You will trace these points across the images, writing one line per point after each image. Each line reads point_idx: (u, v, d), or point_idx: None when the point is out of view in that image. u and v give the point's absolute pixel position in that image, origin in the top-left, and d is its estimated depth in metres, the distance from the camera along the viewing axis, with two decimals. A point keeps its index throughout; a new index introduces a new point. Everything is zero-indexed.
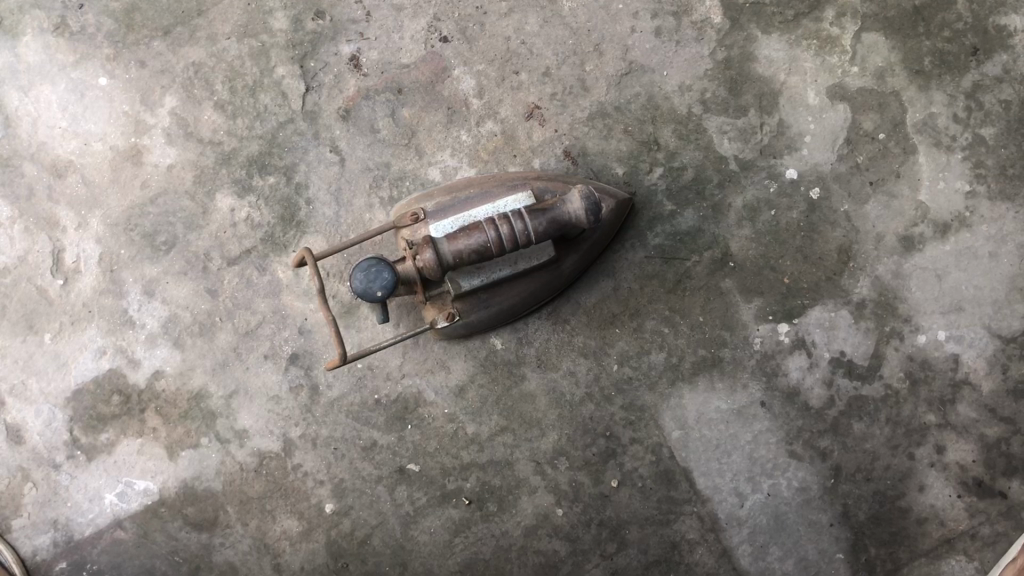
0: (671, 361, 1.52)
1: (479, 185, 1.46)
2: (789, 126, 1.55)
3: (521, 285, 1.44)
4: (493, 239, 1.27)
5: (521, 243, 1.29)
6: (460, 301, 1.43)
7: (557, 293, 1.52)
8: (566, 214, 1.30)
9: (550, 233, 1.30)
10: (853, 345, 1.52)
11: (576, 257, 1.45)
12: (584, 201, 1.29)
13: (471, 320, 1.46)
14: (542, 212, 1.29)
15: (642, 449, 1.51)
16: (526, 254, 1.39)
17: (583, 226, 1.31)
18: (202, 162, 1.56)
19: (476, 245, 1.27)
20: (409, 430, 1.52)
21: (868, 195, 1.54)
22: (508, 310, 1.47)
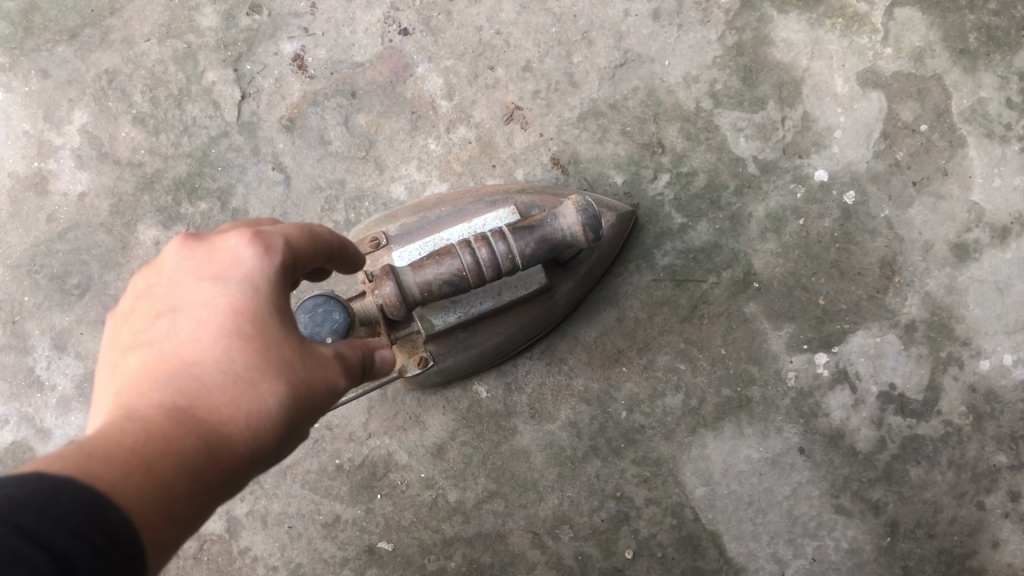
0: (690, 404, 1.27)
1: (450, 202, 1.21)
2: (814, 119, 1.32)
3: (506, 320, 1.19)
4: (468, 264, 1.02)
5: (503, 269, 1.04)
6: (433, 341, 1.18)
7: (550, 328, 1.27)
8: (558, 231, 1.05)
9: (539, 257, 1.05)
10: (904, 376, 1.28)
11: (571, 284, 1.20)
12: (578, 212, 1.04)
13: (447, 366, 1.20)
14: (528, 229, 1.05)
15: (660, 513, 1.26)
16: (512, 284, 1.14)
17: (580, 246, 1.06)
18: (120, 187, 1.30)
19: (447, 272, 1.02)
20: (377, 501, 1.27)
21: (910, 197, 1.31)
22: (492, 351, 1.21)
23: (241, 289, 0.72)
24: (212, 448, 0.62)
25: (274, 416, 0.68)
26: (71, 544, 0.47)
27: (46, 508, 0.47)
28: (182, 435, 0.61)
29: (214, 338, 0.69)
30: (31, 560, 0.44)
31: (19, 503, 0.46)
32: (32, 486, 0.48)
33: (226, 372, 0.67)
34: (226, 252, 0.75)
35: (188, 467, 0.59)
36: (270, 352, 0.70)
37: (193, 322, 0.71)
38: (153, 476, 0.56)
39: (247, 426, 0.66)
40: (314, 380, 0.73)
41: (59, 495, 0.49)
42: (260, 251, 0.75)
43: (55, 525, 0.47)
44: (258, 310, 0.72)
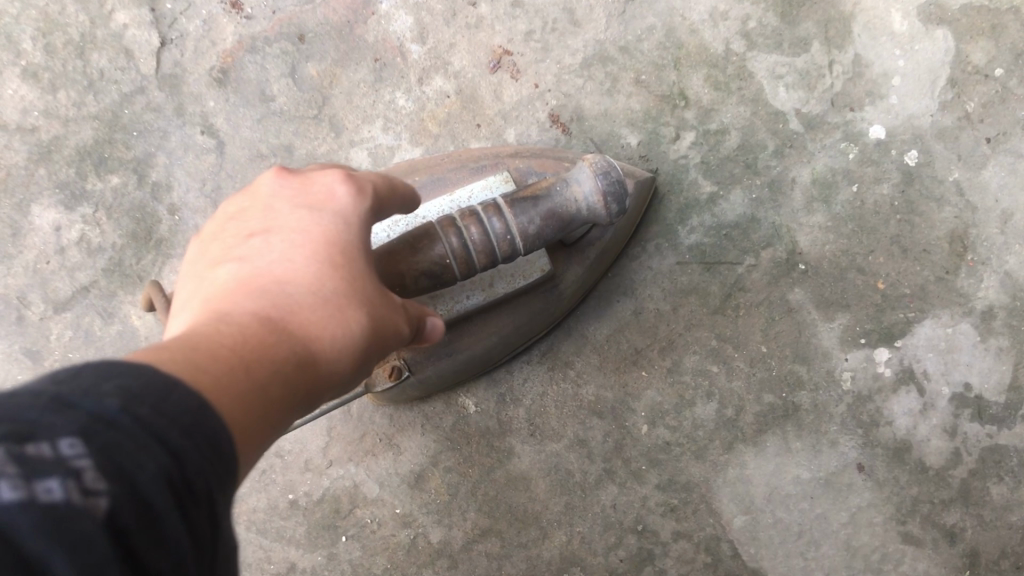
0: (725, 415, 1.04)
1: (424, 170, 0.96)
2: (868, 64, 1.08)
3: (501, 317, 0.94)
4: (453, 250, 0.77)
5: (499, 254, 0.79)
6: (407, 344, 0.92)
7: (550, 326, 1.03)
8: (569, 202, 0.81)
9: (545, 235, 0.81)
10: (981, 375, 1.05)
11: (580, 270, 0.97)
12: (598, 174, 0.80)
13: (426, 376, 0.95)
14: (531, 199, 0.80)
15: (691, 548, 1.03)
16: (507, 272, 0.90)
17: (596, 221, 0.83)
18: (10, 159, 1.05)
19: (427, 260, 0.76)
20: (342, 543, 1.04)
21: (983, 158, 1.06)
22: (481, 357, 0.97)
23: (329, 218, 0.63)
24: (300, 370, 0.53)
25: (361, 344, 0.59)
26: (187, 447, 0.37)
27: (161, 405, 0.37)
28: (278, 345, 0.51)
29: (302, 257, 0.59)
30: (150, 449, 0.35)
31: (133, 394, 0.36)
32: (146, 378, 0.38)
33: (312, 290, 0.57)
34: (319, 185, 0.65)
35: (277, 385, 0.50)
36: (355, 280, 0.60)
37: (279, 240, 0.61)
38: (247, 389, 0.46)
39: (330, 352, 0.56)
40: (389, 320, 0.62)
41: (168, 397, 0.38)
42: (353, 192, 0.65)
43: (172, 422, 0.37)
44: (354, 241, 0.63)
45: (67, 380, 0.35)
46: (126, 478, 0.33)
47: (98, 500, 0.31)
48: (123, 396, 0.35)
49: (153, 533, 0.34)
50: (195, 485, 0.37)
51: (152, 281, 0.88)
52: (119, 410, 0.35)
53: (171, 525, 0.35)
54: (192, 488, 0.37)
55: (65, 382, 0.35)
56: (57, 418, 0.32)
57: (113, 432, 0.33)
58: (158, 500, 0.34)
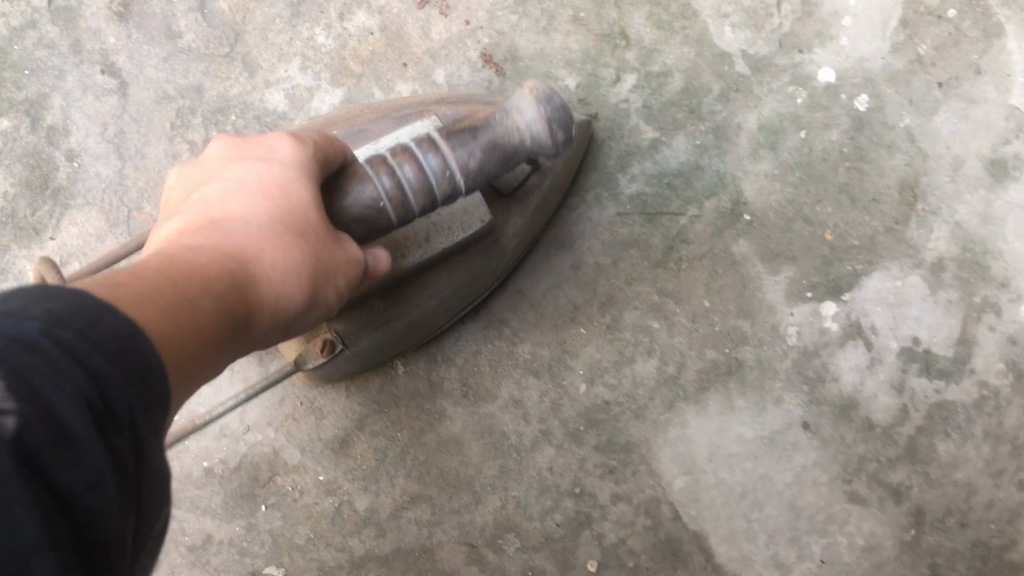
0: (666, 372, 0.99)
1: (343, 123, 0.88)
2: (818, 4, 1.04)
3: (442, 278, 0.87)
4: (386, 188, 0.71)
5: (439, 193, 0.72)
6: (340, 317, 0.85)
7: (494, 286, 0.97)
8: (513, 130, 0.73)
9: (490, 169, 0.74)
10: (929, 328, 1.02)
11: (520, 220, 0.90)
12: (541, 100, 0.73)
13: (363, 349, 0.88)
14: (470, 129, 0.73)
15: (631, 512, 0.98)
16: (442, 227, 0.82)
17: (547, 152, 0.75)
18: None
19: (355, 206, 0.71)
20: (262, 513, 0.99)
21: (936, 102, 1.03)
22: (421, 322, 0.90)
23: (277, 163, 0.65)
24: (237, 294, 0.55)
25: (302, 280, 0.60)
26: (113, 371, 0.39)
27: (87, 330, 0.38)
28: (216, 274, 0.54)
29: (250, 199, 0.62)
30: (69, 374, 0.36)
31: (56, 316, 0.37)
32: (76, 302, 0.39)
33: (256, 225, 0.60)
34: (263, 144, 0.68)
35: (213, 303, 0.52)
36: (301, 217, 0.63)
37: (228, 189, 0.63)
38: (180, 304, 0.49)
39: (272, 282, 0.58)
40: (335, 254, 0.64)
41: (98, 320, 0.39)
42: (291, 142, 0.68)
43: (100, 346, 0.38)
44: (298, 189, 0.64)
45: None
46: (39, 400, 0.34)
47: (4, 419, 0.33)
48: (48, 317, 0.37)
49: (67, 459, 0.35)
50: (115, 410, 0.38)
51: None
52: (41, 331, 0.36)
53: (93, 448, 0.36)
54: (115, 413, 0.38)
55: None
56: None
57: (28, 354, 0.35)
58: (75, 424, 0.35)
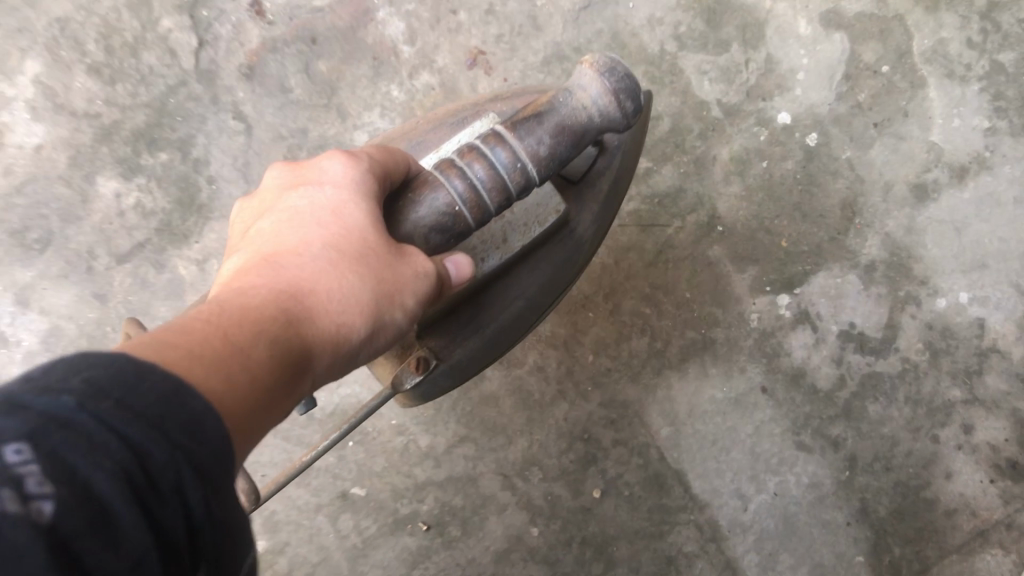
0: (655, 347, 1.30)
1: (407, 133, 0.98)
2: (778, 62, 1.33)
3: (523, 281, 0.90)
4: (456, 194, 0.75)
5: (512, 188, 0.76)
6: (431, 330, 0.89)
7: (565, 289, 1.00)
8: (577, 111, 0.78)
9: (561, 151, 0.78)
10: (864, 316, 1.31)
11: (592, 213, 0.93)
12: (603, 74, 0.78)
13: (455, 364, 0.90)
14: (533, 117, 0.78)
15: (627, 453, 1.29)
16: (519, 225, 0.86)
17: (615, 129, 0.80)
18: (77, 139, 1.27)
19: (435, 214, 0.75)
20: (349, 448, 1.30)
21: (872, 138, 1.33)
22: (506, 331, 0.92)
23: (332, 192, 0.70)
24: (293, 333, 0.59)
25: (359, 303, 0.65)
26: (163, 436, 0.39)
27: (128, 400, 0.39)
28: (270, 315, 0.58)
29: (308, 228, 0.68)
30: (105, 446, 0.37)
31: (101, 391, 0.38)
32: (117, 366, 0.40)
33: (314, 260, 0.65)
34: (318, 169, 0.72)
35: (266, 343, 0.56)
36: (357, 245, 0.67)
37: (286, 219, 0.68)
38: (232, 350, 0.53)
39: (329, 314, 0.63)
40: (395, 274, 0.69)
41: (143, 378, 0.41)
42: (345, 161, 0.72)
43: (139, 413, 0.39)
44: (349, 217, 0.69)
45: (38, 378, 0.38)
46: (77, 483, 0.35)
47: (41, 504, 0.34)
48: (83, 389, 0.38)
49: (107, 536, 0.36)
50: (160, 481, 0.39)
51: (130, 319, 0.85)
52: (75, 405, 0.37)
53: (133, 522, 0.37)
54: (158, 484, 0.38)
55: (32, 376, 0.38)
56: (7, 422, 0.35)
57: (63, 431, 0.36)
58: (112, 501, 0.36)
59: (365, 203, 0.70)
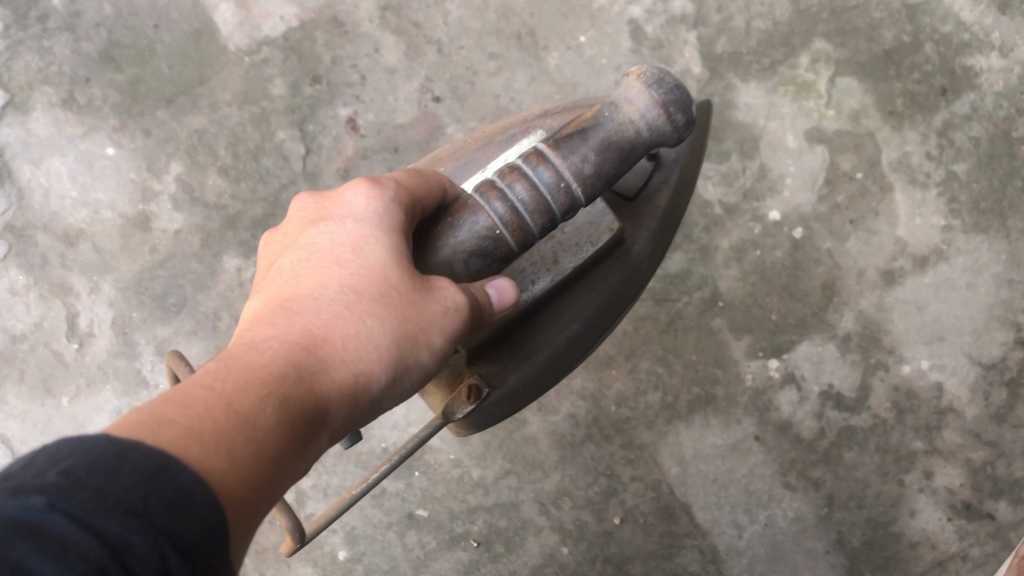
0: (666, 400, 1.59)
1: (469, 147, 1.16)
2: (770, 169, 1.62)
3: (577, 299, 1.08)
4: (502, 213, 0.91)
5: (556, 206, 0.92)
6: (485, 360, 1.06)
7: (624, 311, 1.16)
8: (628, 123, 0.93)
9: (607, 165, 0.93)
10: (841, 378, 1.59)
11: (645, 233, 1.11)
12: (652, 86, 0.93)
13: (512, 384, 1.08)
14: (582, 134, 0.93)
15: (642, 487, 1.58)
16: (570, 245, 1.04)
17: (666, 139, 0.95)
18: (208, 225, 1.61)
19: (483, 232, 0.91)
20: (416, 477, 1.61)
21: (848, 232, 1.61)
22: (566, 346, 1.10)
23: (357, 230, 0.86)
24: (308, 385, 0.74)
25: (378, 343, 0.80)
26: (147, 504, 0.51)
27: (105, 484, 0.50)
28: (284, 374, 0.72)
29: (335, 270, 0.84)
30: (72, 542, 0.47)
31: (80, 483, 0.50)
32: (97, 452, 0.52)
33: (335, 303, 0.81)
34: (349, 207, 0.88)
35: (281, 399, 0.70)
36: (377, 290, 0.82)
37: (320, 258, 0.85)
38: (245, 411, 0.67)
39: (347, 359, 0.78)
40: (421, 314, 0.83)
41: (119, 465, 0.52)
42: (371, 199, 0.88)
43: (108, 499, 0.50)
44: (371, 261, 0.84)
45: (20, 482, 0.49)
46: None
47: None
48: (53, 493, 0.48)
49: None
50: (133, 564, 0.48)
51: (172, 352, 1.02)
52: (47, 506, 0.47)
53: None
54: (133, 564, 0.48)
55: (17, 483, 0.49)
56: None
57: (35, 532, 0.46)
58: None
59: (386, 246, 0.85)
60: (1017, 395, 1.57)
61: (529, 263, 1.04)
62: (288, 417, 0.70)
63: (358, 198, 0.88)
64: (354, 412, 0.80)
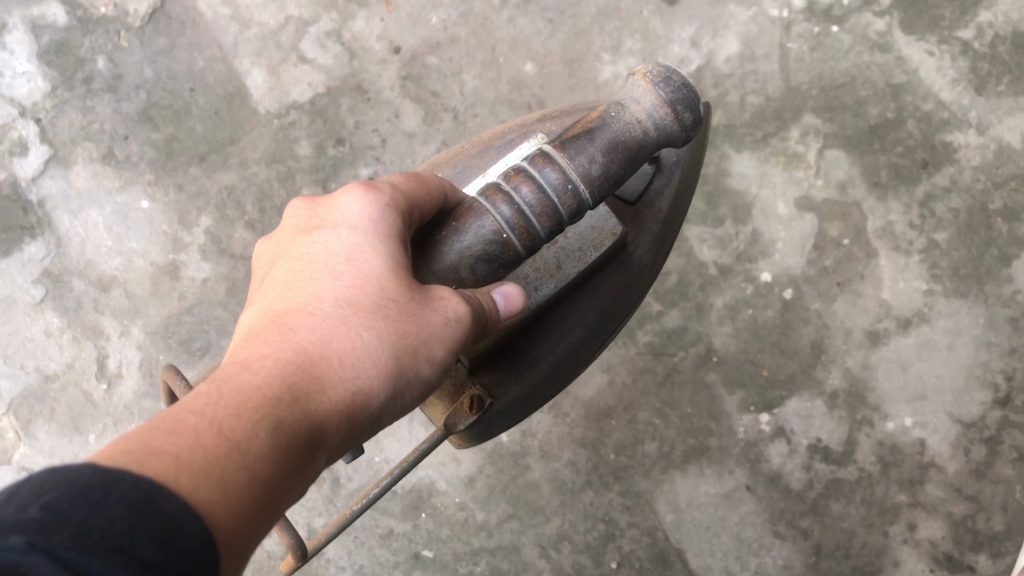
0: (663, 450, 1.68)
1: (471, 152, 1.16)
2: (762, 234, 1.73)
3: (579, 308, 1.09)
4: (508, 216, 0.88)
5: (562, 209, 0.89)
6: (488, 370, 1.07)
7: (624, 320, 1.18)
8: (636, 123, 0.91)
9: (614, 167, 0.91)
10: (828, 432, 1.67)
11: (645, 241, 1.13)
12: (659, 85, 0.91)
13: (515, 394, 1.09)
14: (589, 134, 0.91)
15: (639, 532, 1.66)
16: (573, 250, 1.04)
17: (674, 139, 0.93)
18: (234, 275, 1.72)
19: (487, 236, 0.89)
20: (423, 518, 1.70)
21: (835, 294, 1.71)
22: (570, 354, 1.11)
23: (353, 240, 0.84)
24: (303, 406, 0.70)
25: (375, 358, 0.78)
26: (132, 538, 0.49)
27: (88, 519, 0.48)
28: (279, 395, 0.69)
29: (331, 282, 0.82)
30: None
31: (63, 516, 0.48)
32: (83, 482, 0.51)
33: (332, 317, 0.79)
34: (345, 214, 0.86)
35: (273, 425, 0.67)
36: (372, 304, 0.80)
37: (314, 270, 0.83)
38: (236, 437, 0.63)
39: (344, 377, 0.75)
40: (420, 326, 0.81)
41: (104, 500, 0.50)
42: (367, 207, 0.86)
43: (91, 534, 0.48)
44: (368, 272, 0.82)
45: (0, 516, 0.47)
46: None
47: None
48: (33, 532, 0.46)
49: None
50: None
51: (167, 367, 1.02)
52: (26, 546, 0.45)
53: None
54: None
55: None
56: None
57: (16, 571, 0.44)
58: None
59: (383, 255, 0.83)
60: (995, 452, 1.65)
61: (531, 269, 1.04)
62: (285, 440, 0.67)
63: (354, 205, 0.86)
64: (354, 429, 0.77)
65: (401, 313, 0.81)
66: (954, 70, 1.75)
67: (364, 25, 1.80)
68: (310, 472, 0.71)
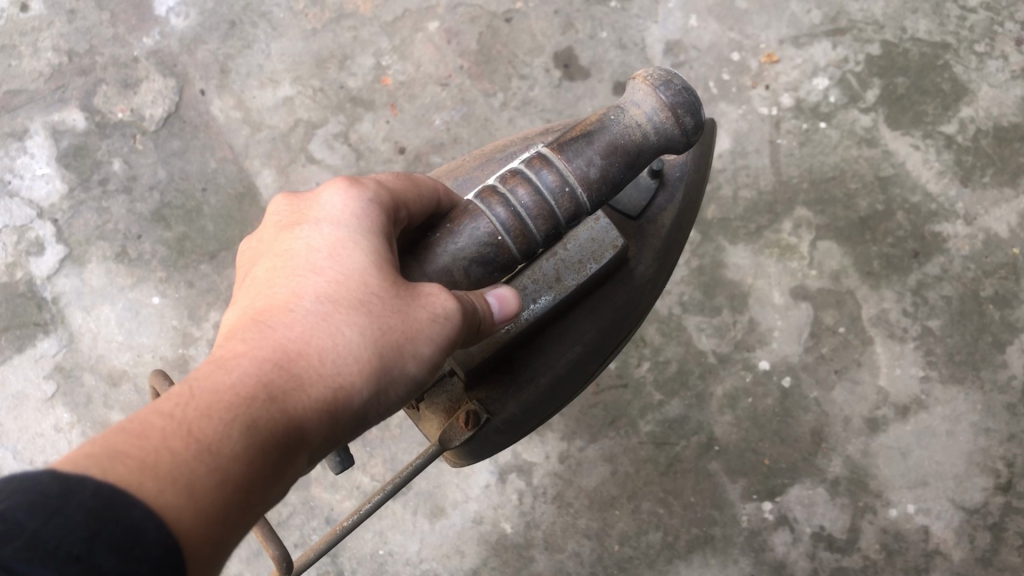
0: (667, 540, 1.68)
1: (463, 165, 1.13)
2: (759, 322, 1.76)
3: (581, 325, 1.07)
4: (504, 218, 0.87)
5: (560, 211, 0.89)
6: (484, 387, 1.05)
7: (626, 339, 1.15)
8: (636, 126, 0.92)
9: (613, 169, 0.91)
10: (831, 520, 1.68)
11: (648, 258, 1.11)
12: (660, 88, 0.92)
13: (513, 411, 1.05)
14: (588, 137, 0.91)
15: None
16: (573, 261, 1.02)
17: (674, 142, 0.94)
18: None
19: (482, 238, 0.87)
20: None
21: (833, 381, 1.73)
22: (570, 372, 1.08)
23: (334, 235, 0.80)
24: (276, 405, 0.67)
25: (357, 353, 0.73)
26: (89, 549, 0.48)
27: (42, 528, 0.48)
28: (249, 395, 0.65)
29: (311, 278, 0.77)
30: None
31: (18, 526, 0.47)
32: (41, 491, 0.50)
33: (312, 314, 0.74)
34: (328, 208, 0.82)
35: (240, 426, 0.63)
36: (355, 299, 0.76)
37: (295, 266, 0.79)
38: (200, 441, 0.60)
39: (323, 374, 0.71)
40: (406, 322, 0.76)
41: (63, 507, 0.50)
42: (350, 201, 0.82)
43: (44, 546, 0.47)
44: (349, 266, 0.78)
45: None
46: None
47: None
48: None
49: None
50: None
51: (157, 375, 1.02)
52: None
53: None
54: None
55: None
56: None
57: None
58: None
59: (365, 249, 0.79)
60: (999, 539, 1.65)
61: (530, 281, 1.01)
62: (255, 443, 0.64)
63: (336, 199, 0.82)
64: (336, 428, 0.73)
65: (386, 310, 0.76)
66: (939, 162, 1.81)
67: (370, 127, 1.88)
68: (286, 474, 0.68)
